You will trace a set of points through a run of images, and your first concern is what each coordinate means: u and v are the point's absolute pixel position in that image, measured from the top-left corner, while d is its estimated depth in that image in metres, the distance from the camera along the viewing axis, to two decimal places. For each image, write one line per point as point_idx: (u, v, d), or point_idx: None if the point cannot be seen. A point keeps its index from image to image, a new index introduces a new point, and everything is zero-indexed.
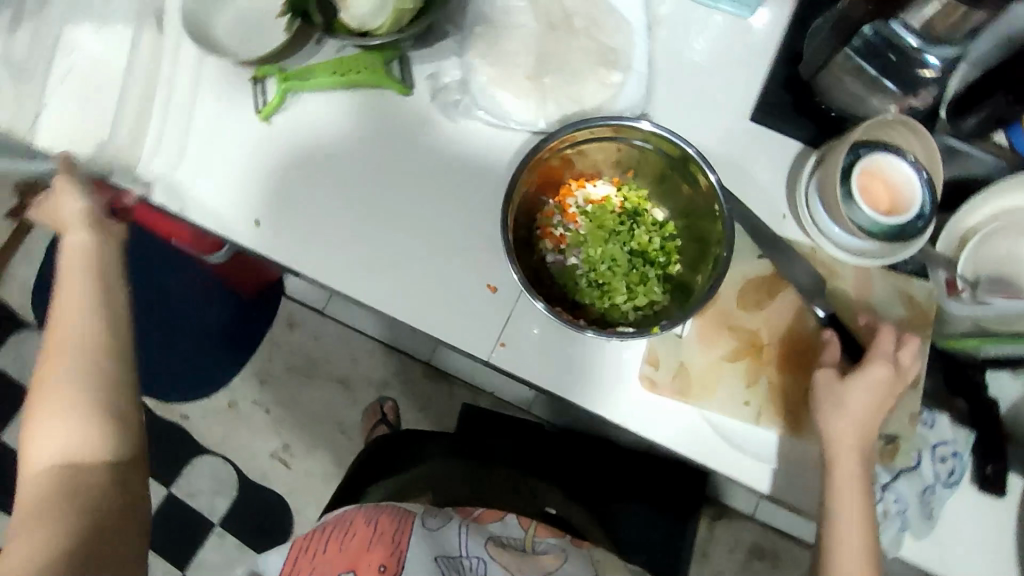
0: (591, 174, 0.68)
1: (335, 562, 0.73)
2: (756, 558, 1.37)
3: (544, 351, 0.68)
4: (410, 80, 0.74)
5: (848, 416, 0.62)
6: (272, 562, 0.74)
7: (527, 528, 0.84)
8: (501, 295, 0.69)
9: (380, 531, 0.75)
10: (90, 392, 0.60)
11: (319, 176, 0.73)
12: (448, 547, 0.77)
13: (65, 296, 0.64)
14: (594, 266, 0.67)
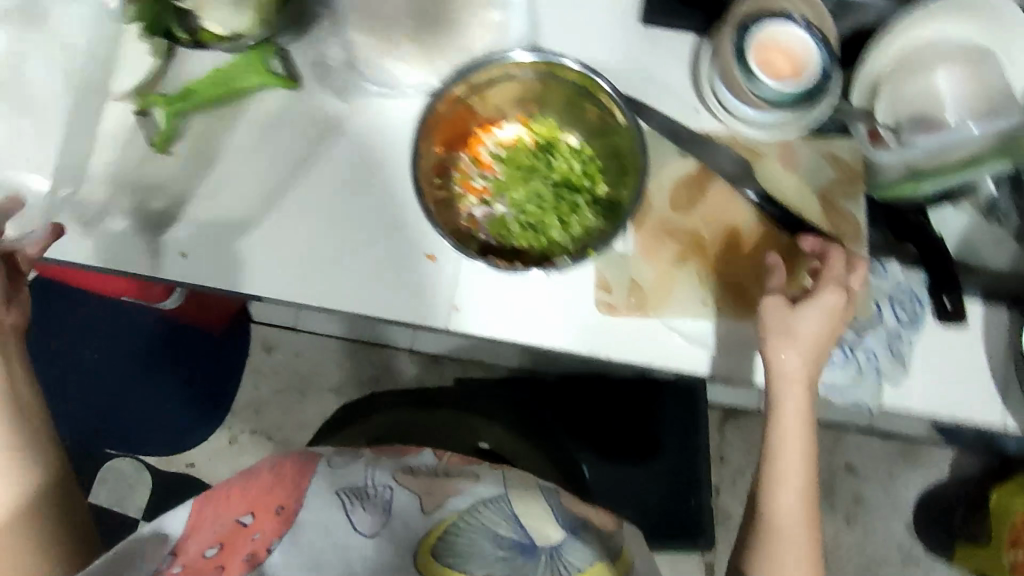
0: (497, 118, 0.67)
1: (217, 521, 0.51)
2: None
3: (499, 304, 0.68)
4: (295, 71, 0.72)
5: (796, 345, 0.61)
6: (176, 520, 0.50)
7: (437, 453, 0.62)
8: (441, 261, 0.68)
9: (284, 479, 0.54)
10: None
11: (231, 192, 0.71)
12: (354, 476, 0.55)
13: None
14: (522, 208, 0.66)
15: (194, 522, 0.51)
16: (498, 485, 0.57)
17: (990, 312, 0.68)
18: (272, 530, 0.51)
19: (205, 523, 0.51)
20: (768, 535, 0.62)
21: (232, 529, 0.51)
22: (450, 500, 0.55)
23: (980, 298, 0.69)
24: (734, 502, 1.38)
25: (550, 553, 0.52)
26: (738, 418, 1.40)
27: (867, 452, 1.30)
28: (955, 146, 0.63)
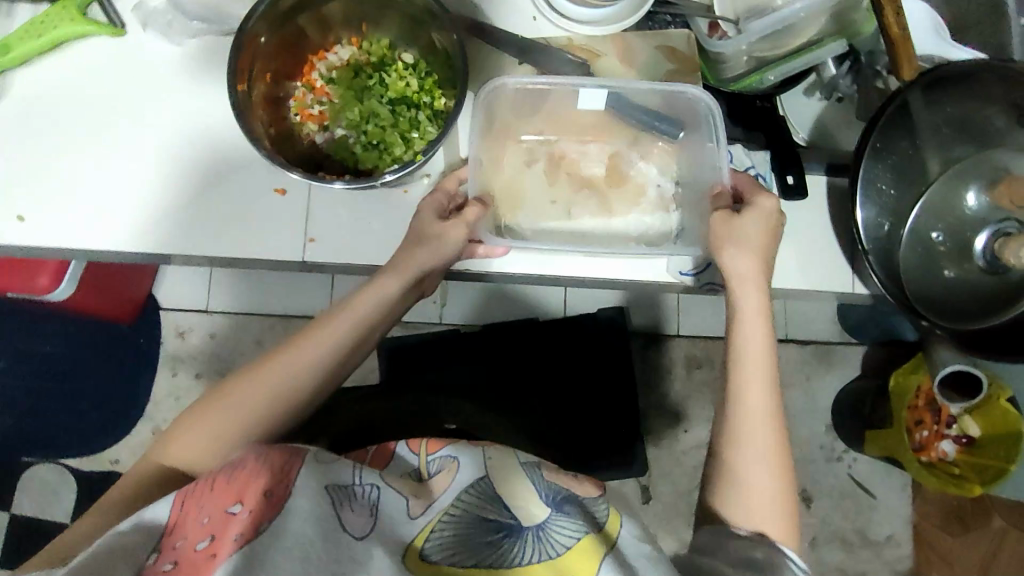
0: (327, 41, 0.66)
1: (220, 501, 0.51)
2: (696, 368, 1.37)
3: (356, 230, 0.68)
4: (117, 16, 0.68)
5: (744, 249, 0.62)
6: (160, 512, 0.50)
7: (418, 450, 0.66)
8: (291, 195, 0.68)
9: (273, 463, 0.54)
10: (288, 378, 0.63)
11: (64, 151, 0.68)
12: (346, 473, 0.56)
13: (339, 325, 0.65)
14: (361, 129, 0.66)
15: (179, 515, 0.50)
16: (479, 463, 0.62)
17: (832, 184, 0.72)
18: (266, 513, 0.50)
19: (193, 516, 0.50)
20: (738, 445, 0.60)
21: (222, 519, 0.50)
22: (433, 503, 0.58)
23: (824, 171, 0.72)
24: (665, 423, 1.37)
25: (539, 530, 0.56)
26: (661, 341, 1.36)
27: (788, 359, 1.32)
28: (788, 37, 0.68)
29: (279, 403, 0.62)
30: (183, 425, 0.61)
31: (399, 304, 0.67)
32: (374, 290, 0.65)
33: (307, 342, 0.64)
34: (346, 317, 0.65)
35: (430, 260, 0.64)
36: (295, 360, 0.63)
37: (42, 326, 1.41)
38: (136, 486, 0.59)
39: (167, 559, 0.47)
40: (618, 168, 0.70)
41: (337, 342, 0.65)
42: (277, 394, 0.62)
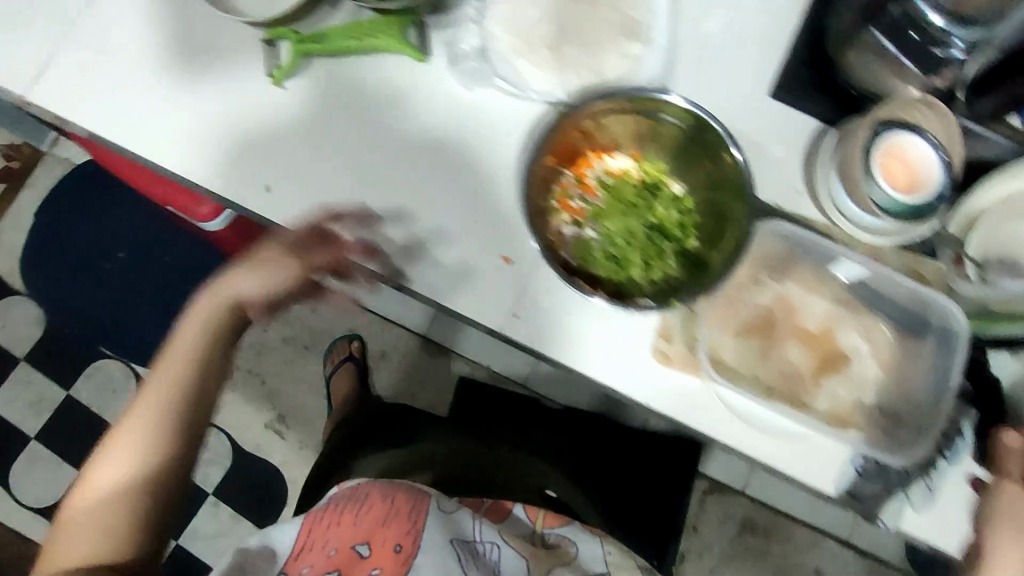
0: (610, 146, 0.68)
1: (352, 536, 0.80)
2: (748, 532, 1.34)
3: (560, 326, 0.69)
4: (426, 46, 0.72)
5: (1004, 532, 0.64)
6: (286, 543, 0.80)
7: (535, 518, 0.90)
8: (516, 265, 0.69)
9: (400, 514, 0.82)
10: (171, 406, 0.73)
11: (331, 143, 0.71)
12: (463, 527, 0.85)
13: (188, 347, 0.73)
14: (610, 240, 0.66)
15: (313, 540, 0.80)
16: (598, 556, 0.88)
17: None
18: (387, 566, 0.79)
19: (322, 546, 0.79)
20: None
21: (347, 555, 0.79)
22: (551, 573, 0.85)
23: None
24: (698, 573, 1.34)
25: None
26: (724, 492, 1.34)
27: (836, 558, 1.33)
28: None
29: (169, 404, 0.73)
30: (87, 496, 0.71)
31: (303, 271, 0.70)
32: (234, 278, 0.73)
33: (155, 394, 0.73)
34: (210, 302, 0.74)
35: (287, 269, 0.71)
36: (190, 337, 0.73)
37: (170, 237, 1.46)
38: (120, 508, 0.70)
39: (303, 564, 0.78)
40: (827, 365, 0.67)
41: (258, 286, 0.72)
42: (160, 449, 0.72)
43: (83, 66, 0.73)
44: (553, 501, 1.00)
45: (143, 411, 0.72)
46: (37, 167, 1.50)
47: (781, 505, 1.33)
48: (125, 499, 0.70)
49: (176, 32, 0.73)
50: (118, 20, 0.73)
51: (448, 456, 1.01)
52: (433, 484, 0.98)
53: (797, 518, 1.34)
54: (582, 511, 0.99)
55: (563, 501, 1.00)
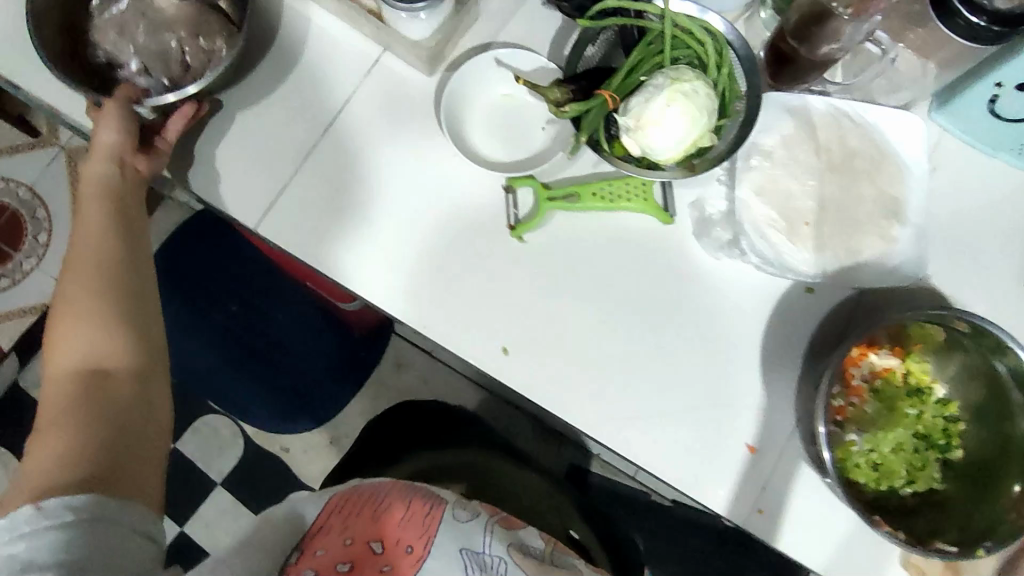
0: (879, 343, 0.62)
1: (364, 529, 0.60)
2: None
3: (805, 527, 0.65)
4: (672, 206, 0.69)
5: None
6: (308, 513, 0.61)
7: (542, 539, 0.69)
8: (761, 458, 0.66)
9: (412, 513, 0.62)
10: (88, 244, 0.60)
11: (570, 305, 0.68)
12: (474, 540, 0.63)
13: (93, 228, 0.61)
14: (876, 447, 0.62)
15: (326, 524, 0.60)
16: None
17: None
18: (404, 568, 0.60)
19: (337, 531, 0.60)
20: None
21: (362, 551, 0.59)
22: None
23: None
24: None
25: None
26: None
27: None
28: None
29: (95, 282, 0.59)
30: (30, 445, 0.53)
31: (135, 150, 0.65)
32: (93, 161, 0.63)
33: (76, 256, 0.60)
34: (94, 210, 0.62)
35: (127, 129, 0.63)
36: (96, 217, 0.62)
37: None
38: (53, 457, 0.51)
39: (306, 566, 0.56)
40: None
41: (92, 246, 0.60)
42: (96, 294, 0.58)
43: (320, 189, 0.71)
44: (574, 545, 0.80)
45: (71, 309, 0.58)
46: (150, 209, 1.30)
47: None
48: (63, 459, 0.51)
49: (419, 165, 0.71)
50: (362, 147, 0.71)
51: (460, 460, 0.84)
52: (467, 495, 0.80)
53: None
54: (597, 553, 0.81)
55: (580, 545, 0.80)
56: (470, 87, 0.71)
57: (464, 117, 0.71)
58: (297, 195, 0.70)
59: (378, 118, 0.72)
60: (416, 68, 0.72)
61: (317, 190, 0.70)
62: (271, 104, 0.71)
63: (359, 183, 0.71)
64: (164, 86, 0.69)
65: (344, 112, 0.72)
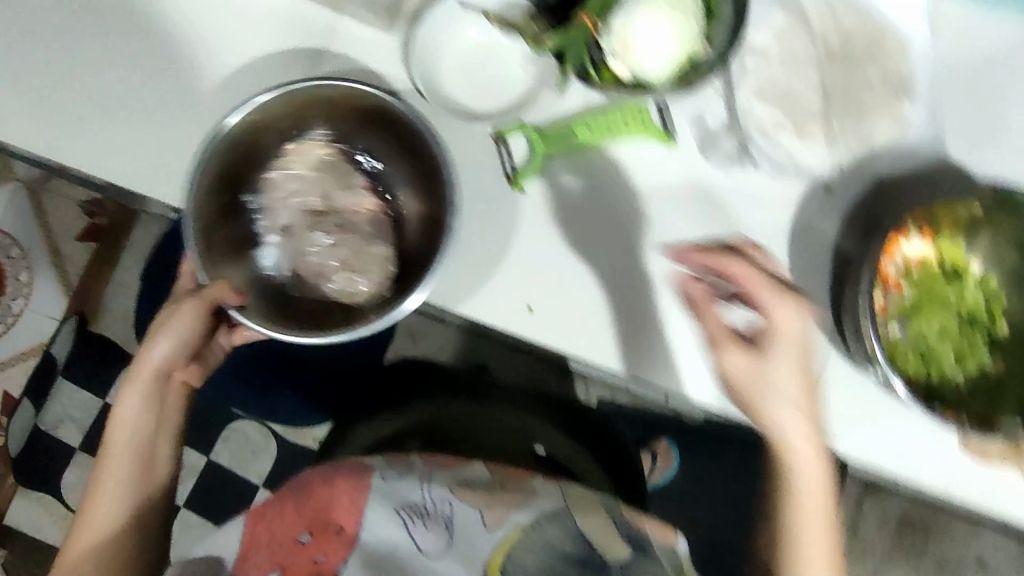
0: (908, 230, 0.60)
1: (289, 528, 0.56)
2: (907, 530, 1.26)
3: (857, 426, 0.64)
4: (670, 128, 0.65)
5: None
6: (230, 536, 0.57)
7: (488, 466, 0.62)
8: (803, 368, 0.64)
9: (335, 494, 0.57)
10: (134, 437, 0.68)
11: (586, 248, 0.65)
12: (411, 492, 0.57)
13: (127, 412, 0.68)
14: (920, 335, 0.60)
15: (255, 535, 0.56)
16: (558, 497, 0.59)
17: None
18: (336, 550, 0.54)
19: (266, 539, 0.55)
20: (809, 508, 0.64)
21: (297, 548, 0.55)
22: (513, 513, 0.56)
23: None
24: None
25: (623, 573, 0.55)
26: (879, 495, 1.26)
27: (1002, 554, 1.25)
28: None
29: (124, 463, 0.68)
30: (91, 499, 0.68)
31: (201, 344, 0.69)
32: (160, 350, 0.67)
33: (127, 422, 0.68)
34: (145, 379, 0.68)
35: (190, 334, 0.66)
36: (116, 450, 0.68)
37: None
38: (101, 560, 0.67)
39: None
40: None
41: (128, 470, 0.68)
42: (123, 470, 0.68)
43: (302, 174, 0.67)
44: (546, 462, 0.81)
45: (97, 507, 0.68)
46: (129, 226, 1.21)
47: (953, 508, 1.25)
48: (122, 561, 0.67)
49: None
50: (334, 121, 0.67)
51: (423, 416, 0.86)
52: (425, 447, 0.82)
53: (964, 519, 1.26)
54: (575, 466, 0.82)
55: (552, 460, 0.82)
56: (440, 41, 0.66)
57: (438, 73, 0.67)
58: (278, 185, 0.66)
59: (345, 88, 0.67)
60: (374, 26, 0.66)
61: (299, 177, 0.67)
62: (232, 95, 0.67)
63: (340, 160, 0.67)
64: (287, 274, 0.68)
65: None
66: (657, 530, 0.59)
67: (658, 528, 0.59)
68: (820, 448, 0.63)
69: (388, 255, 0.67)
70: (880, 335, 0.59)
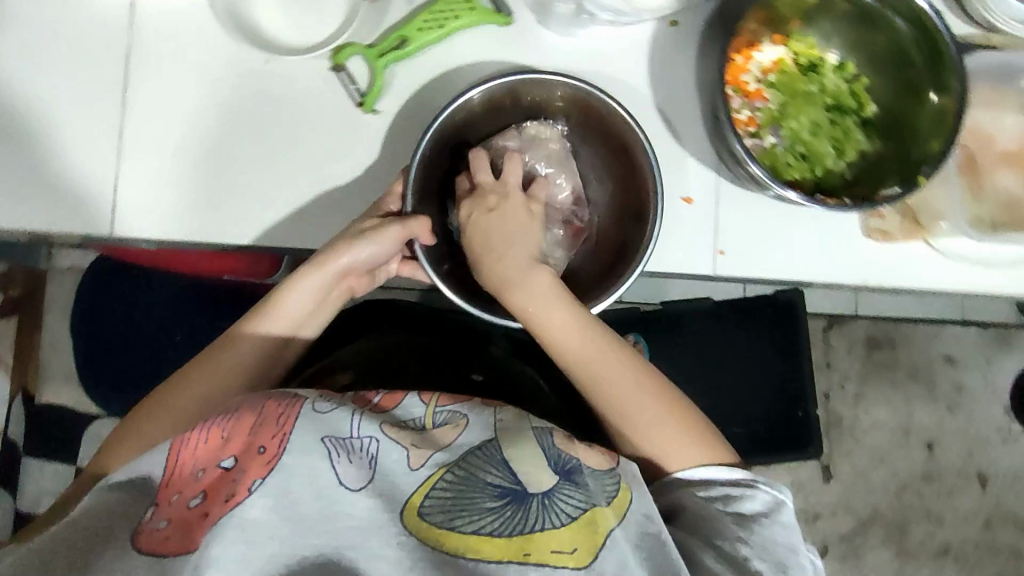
0: (754, 41, 0.61)
1: (211, 454, 0.44)
2: (875, 349, 1.27)
3: (766, 245, 0.63)
4: (505, 6, 0.63)
5: None
6: (154, 465, 0.45)
7: (425, 400, 0.51)
8: (699, 205, 0.63)
9: (263, 418, 0.45)
10: (254, 362, 0.59)
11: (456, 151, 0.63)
12: (339, 423, 0.45)
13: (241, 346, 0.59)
14: (794, 136, 0.61)
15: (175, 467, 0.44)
16: (487, 425, 0.49)
17: None
18: (256, 471, 0.42)
19: (184, 470, 0.44)
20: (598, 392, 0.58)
21: (216, 478, 0.43)
22: (434, 453, 0.45)
23: None
24: (845, 405, 1.25)
25: (544, 498, 0.44)
26: (841, 324, 1.25)
27: (963, 342, 1.27)
28: None
29: (249, 371, 0.59)
30: (168, 389, 0.57)
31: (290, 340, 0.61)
32: (310, 288, 0.60)
33: (228, 356, 0.59)
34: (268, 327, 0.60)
35: (387, 251, 0.59)
36: (207, 366, 0.58)
37: None
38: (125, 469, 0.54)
39: (159, 518, 0.42)
40: None
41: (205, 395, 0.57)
42: (222, 387, 0.57)
43: (151, 158, 0.63)
44: (483, 389, 0.67)
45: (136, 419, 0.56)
46: (45, 286, 1.12)
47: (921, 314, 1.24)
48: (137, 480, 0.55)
49: (237, 85, 0.63)
50: (168, 94, 0.63)
51: (364, 348, 0.69)
52: (358, 383, 0.65)
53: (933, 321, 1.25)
54: (519, 394, 0.68)
55: (496, 388, 0.67)
56: None
57: (255, 15, 0.64)
58: (132, 177, 0.63)
59: (167, 57, 0.63)
60: None
61: (150, 161, 0.63)
62: (52, 103, 0.63)
63: (185, 132, 0.63)
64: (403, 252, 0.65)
65: (131, 70, 0.63)
66: (586, 457, 0.48)
67: (588, 454, 0.49)
68: (586, 322, 0.57)
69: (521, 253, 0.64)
70: (750, 150, 0.59)
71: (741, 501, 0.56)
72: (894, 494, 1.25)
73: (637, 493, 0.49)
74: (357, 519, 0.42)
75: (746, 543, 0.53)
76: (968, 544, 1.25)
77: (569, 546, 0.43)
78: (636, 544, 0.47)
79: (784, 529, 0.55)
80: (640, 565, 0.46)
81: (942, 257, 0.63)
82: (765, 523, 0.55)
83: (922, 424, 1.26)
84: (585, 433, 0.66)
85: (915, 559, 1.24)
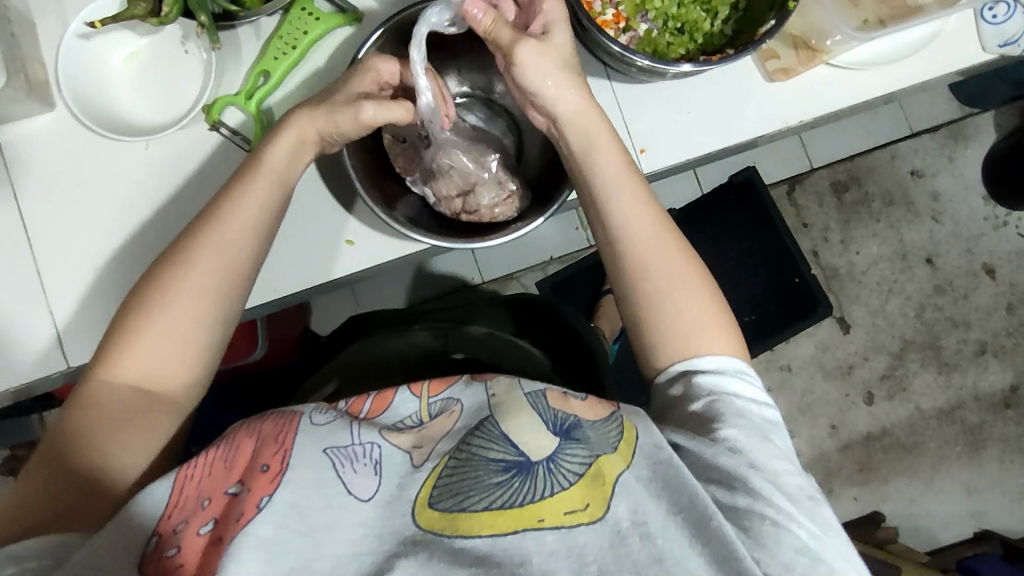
0: None
1: (219, 483, 0.43)
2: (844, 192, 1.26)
3: (681, 127, 0.64)
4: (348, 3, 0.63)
5: None
6: (156, 494, 0.42)
7: (416, 392, 0.50)
8: (607, 116, 0.64)
9: (263, 442, 0.45)
10: (223, 278, 0.49)
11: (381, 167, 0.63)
12: (338, 434, 0.46)
13: (242, 209, 0.51)
14: (665, 14, 0.61)
15: (182, 498, 0.42)
16: (482, 402, 0.49)
17: None
18: (262, 489, 0.42)
19: (191, 498, 0.42)
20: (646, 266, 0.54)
21: (225, 504, 0.43)
22: (436, 444, 0.47)
23: None
24: (836, 255, 1.25)
25: (549, 463, 0.44)
26: (802, 180, 1.24)
27: (922, 150, 1.26)
28: None
29: (246, 228, 0.51)
30: (178, 273, 0.48)
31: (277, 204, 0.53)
32: (284, 145, 0.53)
33: (195, 270, 0.48)
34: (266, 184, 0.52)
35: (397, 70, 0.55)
36: (211, 248, 0.49)
37: None
38: (130, 402, 0.46)
39: (171, 545, 0.41)
40: None
41: (209, 274, 0.49)
42: (223, 267, 0.49)
43: (82, 280, 0.62)
44: (467, 368, 0.70)
45: (138, 326, 0.47)
46: None
47: (869, 138, 1.26)
48: (155, 401, 0.47)
49: (131, 176, 0.63)
50: (73, 216, 0.63)
51: (358, 358, 0.69)
52: (345, 393, 0.67)
53: (882, 143, 1.26)
54: (512, 365, 0.70)
55: (477, 364, 0.70)
56: (91, 80, 0.62)
57: (118, 107, 0.63)
58: (71, 303, 0.62)
59: (59, 183, 0.63)
60: (36, 111, 0.62)
61: (82, 284, 0.62)
62: None
63: (104, 243, 0.63)
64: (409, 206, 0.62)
65: (28, 208, 0.62)
66: (582, 412, 0.48)
67: (585, 408, 0.49)
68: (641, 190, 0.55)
69: (492, 204, 0.62)
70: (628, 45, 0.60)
71: (737, 404, 0.49)
72: (915, 318, 1.25)
73: (642, 427, 0.47)
74: (373, 525, 0.43)
75: (739, 448, 0.47)
76: (1000, 334, 1.27)
77: (580, 503, 0.43)
78: (647, 481, 0.45)
79: (778, 432, 0.49)
80: (656, 499, 0.44)
81: (842, 72, 0.65)
82: (758, 425, 0.49)
83: (915, 243, 1.26)
84: (584, 384, 0.72)
85: (958, 370, 1.26)
